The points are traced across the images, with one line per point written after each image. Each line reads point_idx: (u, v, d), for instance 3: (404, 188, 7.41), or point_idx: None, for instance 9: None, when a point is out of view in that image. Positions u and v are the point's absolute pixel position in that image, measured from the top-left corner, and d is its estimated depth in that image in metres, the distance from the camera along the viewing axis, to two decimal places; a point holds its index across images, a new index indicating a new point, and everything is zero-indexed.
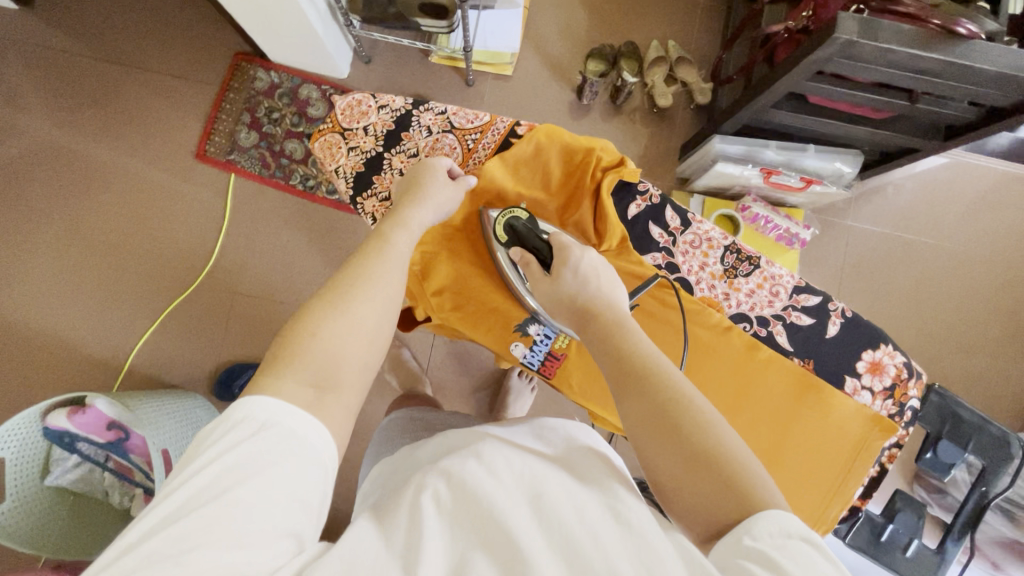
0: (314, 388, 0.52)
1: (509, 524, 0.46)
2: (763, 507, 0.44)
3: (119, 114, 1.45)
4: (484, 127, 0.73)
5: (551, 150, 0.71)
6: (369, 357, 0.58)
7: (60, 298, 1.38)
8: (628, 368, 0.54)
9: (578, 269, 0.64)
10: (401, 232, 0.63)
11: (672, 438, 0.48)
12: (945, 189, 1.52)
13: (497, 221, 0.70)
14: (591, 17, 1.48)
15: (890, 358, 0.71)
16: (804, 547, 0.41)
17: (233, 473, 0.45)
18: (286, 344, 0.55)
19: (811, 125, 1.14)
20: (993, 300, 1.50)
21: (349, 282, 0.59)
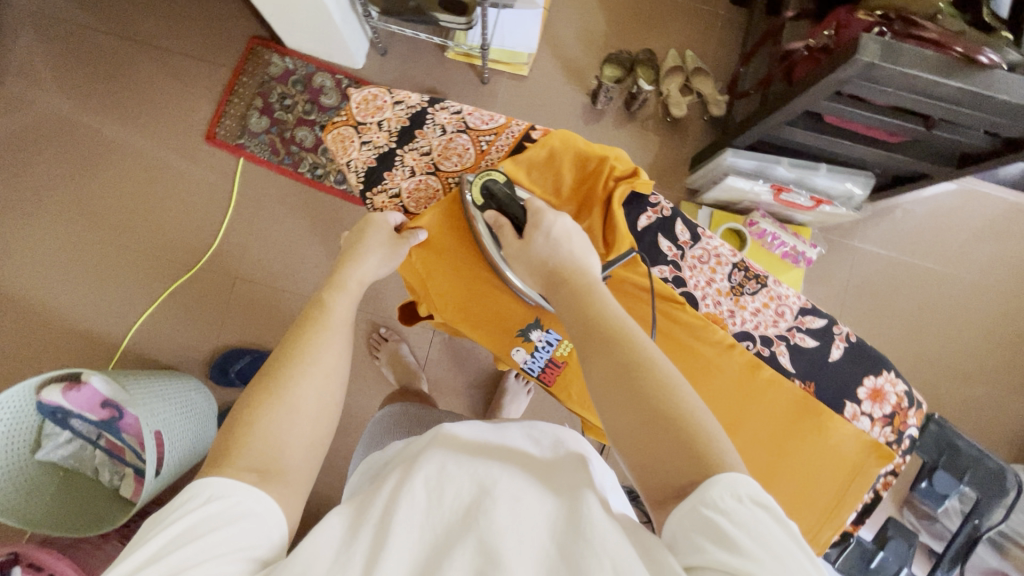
0: (258, 472, 0.50)
1: (480, 524, 0.46)
2: (717, 472, 0.42)
3: (131, 91, 1.44)
4: (499, 130, 0.73)
5: (565, 156, 0.69)
6: (319, 432, 0.56)
7: (61, 272, 1.38)
8: (595, 329, 0.53)
9: (550, 233, 0.62)
10: (340, 297, 0.64)
11: (630, 397, 0.47)
12: (954, 216, 1.51)
13: (473, 185, 0.67)
14: (610, 22, 1.48)
15: (892, 386, 0.70)
16: (760, 514, 0.40)
17: (181, 541, 0.42)
18: (235, 428, 0.53)
19: (825, 144, 1.13)
20: (994, 330, 1.49)
21: (288, 361, 0.58)
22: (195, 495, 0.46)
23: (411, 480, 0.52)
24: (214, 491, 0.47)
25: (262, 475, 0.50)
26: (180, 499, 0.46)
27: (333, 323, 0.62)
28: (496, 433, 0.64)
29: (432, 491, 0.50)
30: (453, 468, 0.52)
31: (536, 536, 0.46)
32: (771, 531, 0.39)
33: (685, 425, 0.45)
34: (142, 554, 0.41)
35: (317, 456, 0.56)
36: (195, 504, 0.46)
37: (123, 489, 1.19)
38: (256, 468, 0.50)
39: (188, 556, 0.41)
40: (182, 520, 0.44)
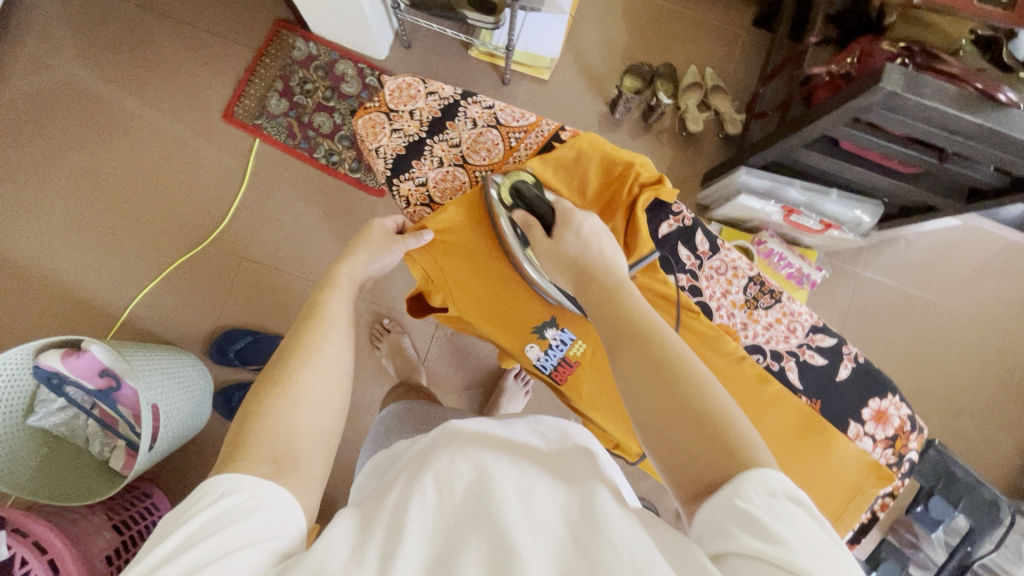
0: (272, 464, 0.49)
1: (497, 519, 0.46)
2: (750, 466, 0.43)
3: (151, 64, 1.44)
4: (529, 128, 0.74)
5: (591, 158, 0.70)
6: (326, 421, 0.56)
7: (66, 239, 1.37)
8: (626, 329, 0.54)
9: (580, 232, 0.64)
10: (336, 295, 0.65)
11: (662, 393, 0.48)
12: (955, 250, 1.54)
13: (501, 186, 0.68)
14: (634, 34, 1.49)
15: (896, 409, 0.71)
16: (794, 508, 0.40)
17: (201, 535, 0.42)
18: (245, 427, 0.52)
19: (840, 170, 1.15)
20: (988, 366, 1.52)
21: (290, 359, 0.58)
22: (209, 492, 0.45)
23: (421, 478, 0.52)
24: (231, 484, 0.46)
25: (277, 467, 0.49)
26: (196, 495, 0.45)
27: (333, 322, 0.63)
28: (502, 426, 0.64)
29: (445, 487, 0.51)
30: (465, 463, 0.53)
31: (550, 532, 0.46)
32: (808, 526, 0.39)
33: (715, 422, 0.46)
34: (162, 549, 0.40)
35: (329, 446, 0.56)
36: (212, 499, 0.45)
37: (112, 461, 1.18)
38: (270, 459, 0.49)
39: (210, 549, 0.41)
40: (201, 515, 0.43)
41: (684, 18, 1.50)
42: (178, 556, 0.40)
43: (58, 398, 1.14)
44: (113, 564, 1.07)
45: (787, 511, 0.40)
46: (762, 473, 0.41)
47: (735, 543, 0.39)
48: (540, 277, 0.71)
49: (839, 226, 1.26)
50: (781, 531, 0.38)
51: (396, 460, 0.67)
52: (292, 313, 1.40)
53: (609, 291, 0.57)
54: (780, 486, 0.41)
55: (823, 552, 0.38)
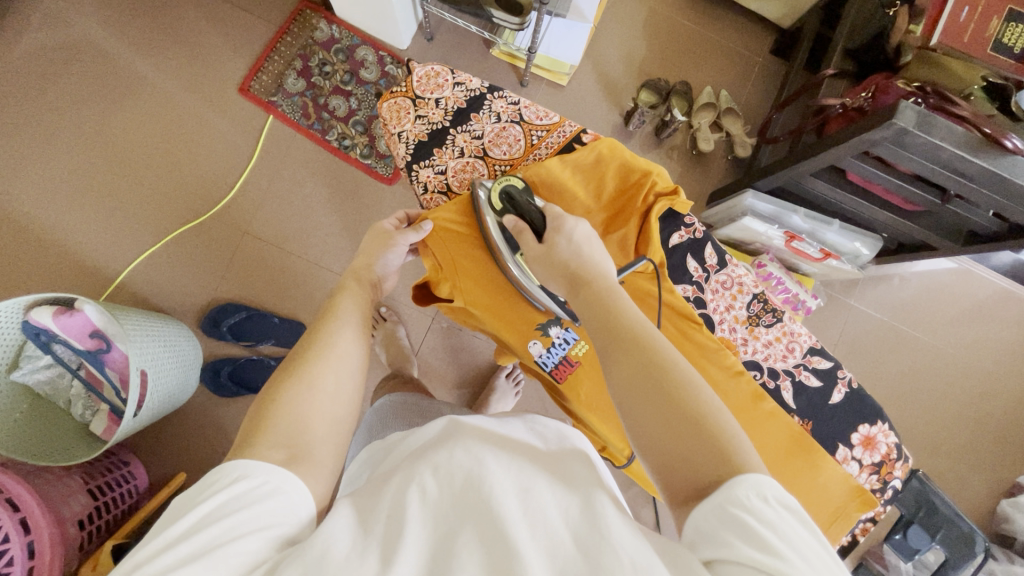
0: (286, 451, 0.51)
1: (499, 513, 0.46)
2: (741, 472, 0.43)
3: (171, 31, 1.43)
4: (551, 127, 0.75)
5: (610, 163, 0.71)
6: (339, 413, 0.57)
7: (67, 197, 1.35)
8: (618, 334, 0.54)
9: (571, 237, 0.64)
10: (349, 296, 0.68)
11: (651, 397, 0.48)
12: (947, 291, 1.57)
13: (492, 188, 0.68)
14: (654, 49, 1.51)
15: (884, 436, 0.72)
16: (786, 515, 0.41)
17: (216, 515, 0.43)
18: (260, 414, 0.54)
19: (844, 201, 1.17)
20: (969, 407, 1.54)
21: (307, 352, 0.60)
22: (222, 476, 0.47)
23: (419, 472, 0.52)
24: (242, 470, 0.47)
25: (292, 454, 0.51)
26: (210, 478, 0.47)
27: (349, 319, 0.65)
28: (498, 424, 0.64)
29: (444, 481, 0.51)
30: (463, 460, 0.53)
31: (549, 530, 0.47)
32: (798, 532, 0.40)
33: (707, 424, 0.47)
34: (177, 528, 0.42)
35: (340, 438, 0.56)
36: (224, 482, 0.46)
37: (93, 424, 1.17)
38: (284, 446, 0.51)
39: (220, 531, 0.42)
40: (216, 496, 0.45)
41: (704, 39, 1.52)
42: (189, 537, 0.41)
43: (43, 355, 1.13)
44: (84, 529, 1.06)
45: (779, 517, 0.40)
46: (755, 478, 0.42)
47: (728, 549, 0.39)
48: (523, 274, 0.70)
49: (839, 256, 1.28)
50: (774, 539, 0.38)
51: (389, 453, 0.67)
52: (289, 292, 1.39)
53: (600, 296, 0.56)
54: (772, 491, 0.42)
55: (814, 561, 0.38)
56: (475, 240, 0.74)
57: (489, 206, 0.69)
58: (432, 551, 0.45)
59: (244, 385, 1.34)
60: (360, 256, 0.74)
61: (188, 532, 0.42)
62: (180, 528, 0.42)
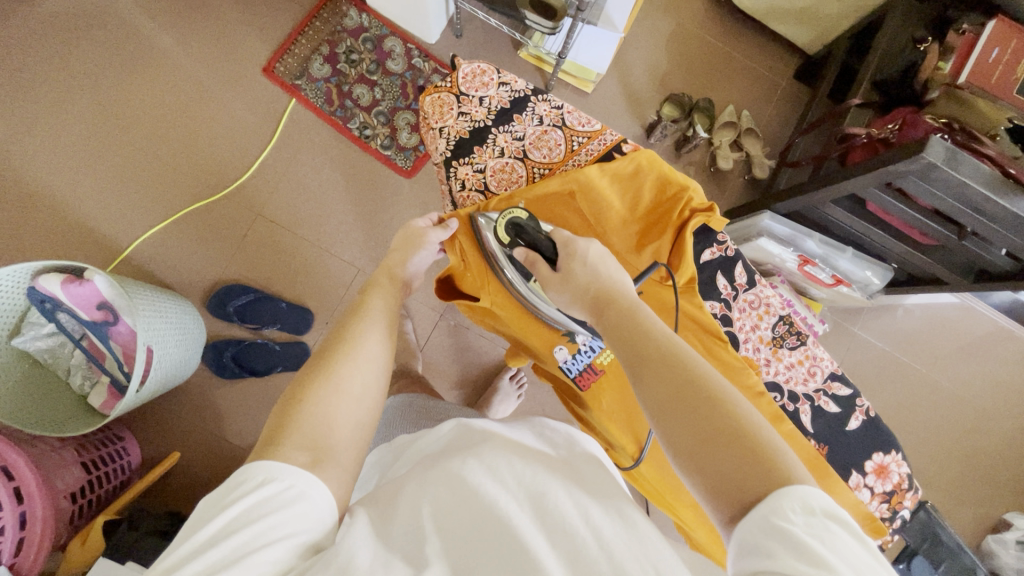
0: (309, 452, 0.49)
1: (517, 524, 0.45)
2: (787, 482, 0.43)
3: (198, 5, 1.42)
4: (593, 134, 0.75)
5: (649, 175, 0.71)
6: (363, 415, 0.56)
7: (79, 165, 1.33)
8: (648, 354, 0.54)
9: (586, 260, 0.65)
10: (379, 296, 0.68)
11: (683, 414, 0.49)
12: (949, 325, 1.59)
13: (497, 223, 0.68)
14: (680, 64, 1.52)
15: (896, 465, 0.73)
16: (833, 527, 0.40)
17: (239, 523, 0.42)
18: (284, 413, 0.52)
19: (862, 230, 1.18)
20: (962, 441, 1.56)
21: (334, 351, 0.59)
22: (248, 477, 0.45)
23: (441, 478, 0.51)
24: (269, 475, 0.46)
25: (314, 457, 0.48)
26: (236, 479, 0.46)
27: (377, 321, 0.64)
28: (509, 429, 0.63)
29: (467, 487, 0.50)
30: (477, 463, 0.52)
31: (565, 532, 0.46)
32: (848, 543, 0.40)
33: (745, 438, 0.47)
34: (204, 532, 0.41)
35: (365, 438, 0.55)
36: (250, 485, 0.45)
37: (92, 397, 1.15)
38: (308, 447, 0.49)
39: (247, 538, 0.41)
40: (242, 501, 0.43)
41: (730, 59, 1.53)
42: (216, 544, 0.40)
43: (46, 323, 1.11)
44: (75, 503, 1.05)
45: (828, 529, 0.40)
46: (800, 491, 0.41)
47: (771, 560, 0.39)
48: (534, 294, 0.71)
49: (849, 283, 1.30)
50: (824, 552, 0.38)
51: (401, 457, 0.66)
52: (298, 278, 1.38)
53: (626, 314, 0.57)
54: (816, 503, 0.41)
55: (865, 573, 0.38)
56: (485, 262, 0.74)
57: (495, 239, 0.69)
58: (452, 559, 0.44)
59: (246, 368, 1.33)
60: (390, 256, 0.74)
61: (218, 536, 0.41)
62: (208, 532, 0.41)
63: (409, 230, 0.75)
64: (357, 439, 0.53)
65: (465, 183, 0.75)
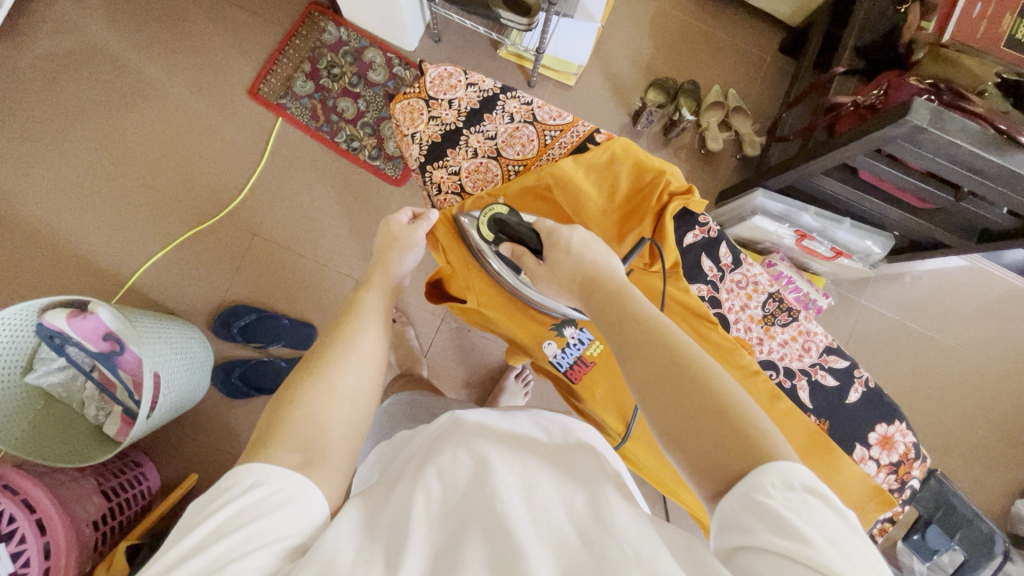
0: (301, 453, 0.50)
1: (504, 516, 0.46)
2: (768, 460, 0.44)
3: (180, 35, 1.44)
4: (565, 127, 0.75)
5: (624, 163, 0.71)
6: (356, 417, 0.56)
7: (78, 200, 1.36)
8: (633, 335, 0.54)
9: (571, 248, 0.63)
10: (373, 294, 0.68)
11: (674, 395, 0.49)
12: (959, 289, 1.56)
13: (479, 222, 0.68)
14: (662, 48, 1.51)
15: (901, 436, 0.72)
16: (812, 501, 0.41)
17: (227, 527, 0.42)
18: (276, 415, 0.53)
19: (856, 200, 1.17)
20: (981, 406, 1.53)
21: (324, 352, 0.59)
22: (236, 482, 0.46)
23: (422, 471, 0.52)
24: (257, 478, 0.46)
25: (306, 457, 0.49)
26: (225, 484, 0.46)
27: (369, 320, 0.64)
28: (503, 417, 0.63)
29: (449, 481, 0.51)
30: (462, 459, 0.52)
31: (554, 526, 0.46)
32: (828, 516, 0.40)
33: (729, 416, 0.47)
34: (193, 537, 0.41)
35: (358, 441, 0.56)
36: (239, 489, 0.45)
37: (106, 426, 1.18)
38: (299, 449, 0.50)
39: (234, 544, 0.41)
40: (229, 506, 0.44)
41: (712, 38, 1.52)
42: (204, 549, 0.41)
43: (57, 357, 1.14)
44: (98, 530, 1.07)
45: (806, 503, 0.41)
46: (783, 467, 0.42)
47: (755, 536, 0.40)
48: (523, 284, 0.71)
49: (850, 255, 1.27)
50: (801, 525, 0.39)
51: (399, 452, 0.66)
52: (298, 294, 1.39)
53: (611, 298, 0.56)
54: (796, 479, 0.41)
55: (845, 543, 0.39)
56: (479, 251, 0.73)
57: (479, 235, 0.69)
58: (437, 550, 0.45)
59: (254, 386, 1.35)
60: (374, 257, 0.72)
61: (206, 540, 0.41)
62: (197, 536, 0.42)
63: (390, 226, 0.74)
64: (349, 439, 0.54)
65: (442, 186, 0.75)
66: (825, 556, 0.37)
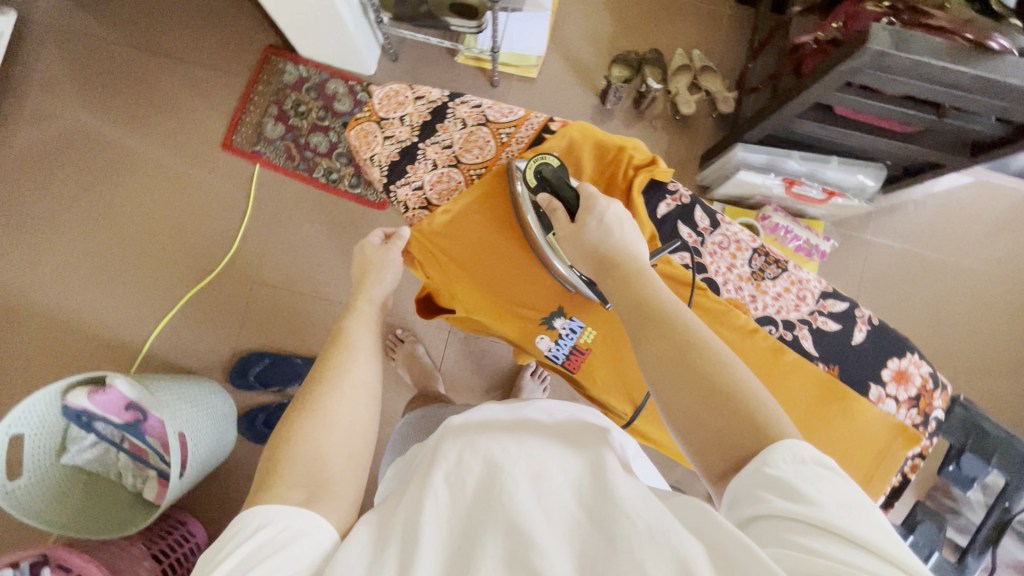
0: (304, 490, 0.50)
1: (512, 506, 0.46)
2: (777, 438, 0.45)
3: (149, 102, 1.48)
4: (518, 122, 0.76)
5: (584, 145, 0.71)
6: (356, 446, 0.57)
7: (82, 280, 1.40)
8: (650, 317, 0.55)
9: (602, 219, 0.64)
10: (358, 321, 0.69)
11: (689, 381, 0.50)
12: (966, 207, 1.51)
13: (527, 168, 0.69)
14: (619, 22, 1.50)
15: (916, 368, 0.71)
16: (821, 472, 0.43)
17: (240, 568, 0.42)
18: (276, 453, 0.54)
19: (839, 137, 1.14)
20: (1011, 320, 1.48)
21: (318, 383, 0.60)
22: (243, 526, 0.46)
23: (432, 475, 0.52)
24: (265, 519, 0.46)
25: (310, 493, 0.50)
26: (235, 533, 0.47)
27: (359, 346, 0.66)
28: (508, 411, 0.64)
29: (459, 481, 0.51)
30: (468, 458, 0.53)
31: (563, 511, 0.47)
32: (837, 485, 0.42)
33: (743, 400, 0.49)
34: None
35: (361, 470, 0.56)
36: (247, 533, 0.46)
37: (146, 492, 1.21)
38: (303, 485, 0.51)
39: None
40: (239, 551, 0.44)
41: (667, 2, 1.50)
42: None
43: (87, 434, 1.17)
44: None
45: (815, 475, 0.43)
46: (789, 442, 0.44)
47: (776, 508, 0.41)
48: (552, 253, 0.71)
49: (844, 193, 1.24)
50: (809, 492, 0.41)
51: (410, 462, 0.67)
52: (305, 331, 1.41)
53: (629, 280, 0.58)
54: (807, 454, 0.43)
55: (856, 509, 0.40)
56: (462, 257, 0.74)
57: (524, 184, 0.69)
58: (450, 548, 0.46)
59: None
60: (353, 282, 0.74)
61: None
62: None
63: (364, 249, 0.75)
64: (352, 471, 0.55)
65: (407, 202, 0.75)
66: (833, 521, 0.39)
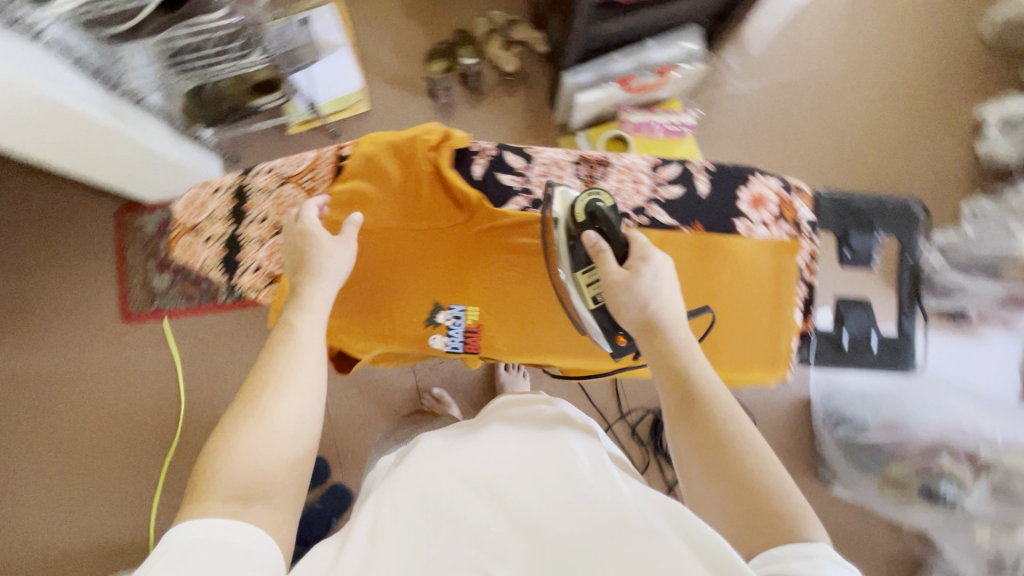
0: (240, 501, 0.52)
1: (472, 529, 0.52)
2: (788, 536, 0.51)
3: (35, 318, 1.46)
4: (311, 164, 0.85)
5: (380, 153, 0.83)
6: (302, 457, 0.59)
7: (62, 509, 1.39)
8: (689, 400, 0.63)
9: (656, 273, 0.72)
10: (306, 315, 0.67)
11: (696, 431, 0.61)
12: (796, 22, 1.57)
13: (582, 201, 0.75)
14: (415, 23, 1.52)
15: (768, 189, 0.87)
16: (820, 559, 0.48)
17: None
18: (207, 460, 0.55)
19: (638, 21, 1.18)
20: (884, 99, 1.55)
21: (258, 383, 0.60)
22: (174, 541, 0.47)
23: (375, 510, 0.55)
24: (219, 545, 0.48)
25: (245, 502, 0.52)
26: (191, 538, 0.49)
27: (310, 348, 0.65)
28: (472, 429, 0.71)
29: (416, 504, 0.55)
30: (440, 479, 0.57)
31: (521, 505, 0.53)
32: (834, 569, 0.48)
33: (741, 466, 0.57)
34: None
35: (302, 480, 0.58)
36: (179, 547, 0.47)
37: None
38: (239, 497, 0.53)
39: None
40: (173, 563, 0.45)
41: None
42: None
43: None
44: None
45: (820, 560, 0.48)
46: (813, 547, 0.49)
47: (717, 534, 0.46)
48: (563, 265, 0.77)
49: (676, 65, 1.29)
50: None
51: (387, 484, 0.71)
52: None
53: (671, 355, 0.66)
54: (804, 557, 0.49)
55: None
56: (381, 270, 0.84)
57: (574, 216, 0.75)
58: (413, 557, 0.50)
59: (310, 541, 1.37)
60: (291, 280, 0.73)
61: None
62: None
63: (304, 222, 0.75)
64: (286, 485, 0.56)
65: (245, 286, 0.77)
66: None
